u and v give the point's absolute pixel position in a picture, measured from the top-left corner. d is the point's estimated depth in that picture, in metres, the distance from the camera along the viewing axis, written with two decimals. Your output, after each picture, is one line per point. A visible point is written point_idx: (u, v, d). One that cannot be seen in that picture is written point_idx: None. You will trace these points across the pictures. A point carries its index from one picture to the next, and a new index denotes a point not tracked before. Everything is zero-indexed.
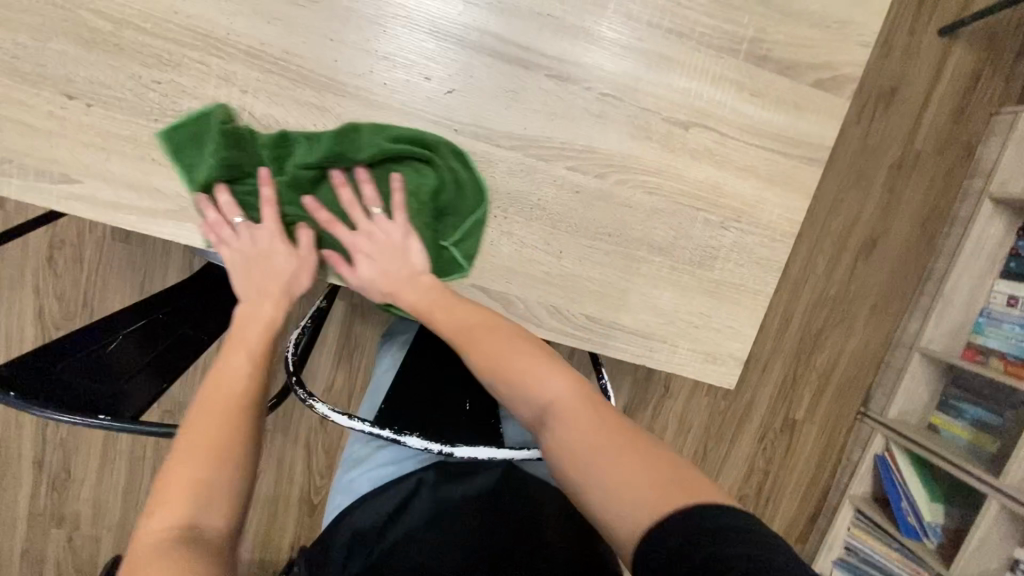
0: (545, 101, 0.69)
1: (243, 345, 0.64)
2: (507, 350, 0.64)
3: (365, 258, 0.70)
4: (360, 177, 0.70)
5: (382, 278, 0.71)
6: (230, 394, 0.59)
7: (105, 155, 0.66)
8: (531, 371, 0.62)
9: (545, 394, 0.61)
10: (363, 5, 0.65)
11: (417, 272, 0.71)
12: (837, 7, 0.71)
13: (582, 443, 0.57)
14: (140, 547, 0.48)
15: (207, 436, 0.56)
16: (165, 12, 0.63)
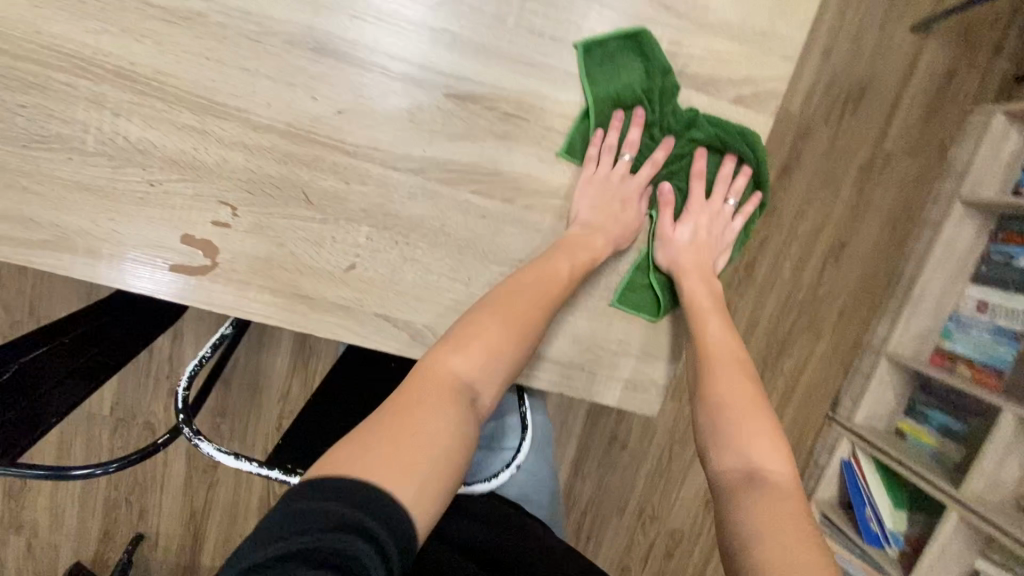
0: (445, 123, 0.65)
1: (562, 251, 0.68)
2: (742, 393, 0.67)
3: (691, 225, 0.74)
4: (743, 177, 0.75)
5: (685, 252, 0.74)
6: (540, 301, 0.65)
7: None
8: (760, 436, 0.63)
9: (763, 463, 0.60)
10: (240, 21, 0.60)
11: (706, 259, 0.75)
12: (758, 18, 0.66)
13: (776, 500, 0.55)
14: (433, 377, 0.58)
15: (499, 347, 0.63)
16: (26, 31, 0.59)
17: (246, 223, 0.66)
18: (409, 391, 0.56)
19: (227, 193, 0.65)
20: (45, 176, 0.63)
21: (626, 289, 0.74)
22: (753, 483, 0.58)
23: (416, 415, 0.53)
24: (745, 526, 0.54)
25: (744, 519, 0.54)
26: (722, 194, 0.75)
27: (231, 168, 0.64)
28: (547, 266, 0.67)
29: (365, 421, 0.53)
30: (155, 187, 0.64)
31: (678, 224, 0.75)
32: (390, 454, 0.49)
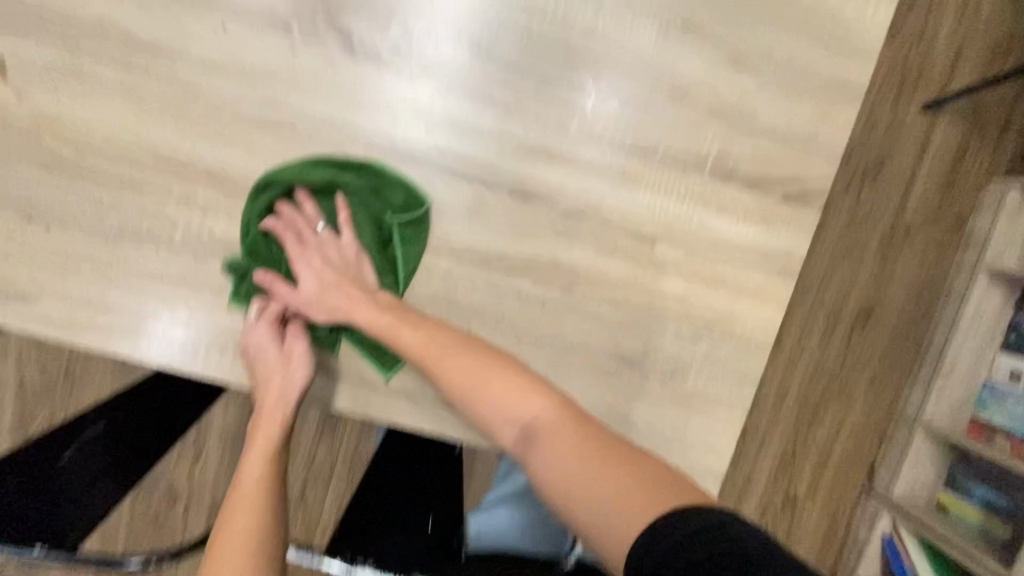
0: (509, 218, 0.69)
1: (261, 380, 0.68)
2: (472, 367, 0.64)
3: (309, 275, 0.68)
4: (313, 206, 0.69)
5: (329, 295, 0.68)
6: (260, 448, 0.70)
7: (62, 275, 0.65)
8: (507, 390, 0.64)
9: (526, 415, 0.63)
10: (325, 128, 0.65)
11: (341, 291, 0.68)
12: (802, 123, 0.70)
13: (563, 447, 0.60)
14: None
15: (248, 492, 0.68)
16: (131, 137, 0.64)
17: (318, 313, 0.68)
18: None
19: (302, 284, 0.68)
20: (133, 269, 0.66)
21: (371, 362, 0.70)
22: (535, 441, 0.62)
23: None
24: (571, 491, 0.58)
25: (563, 492, 0.58)
26: (309, 229, 0.69)
27: (307, 260, 0.67)
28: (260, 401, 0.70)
29: None
30: (234, 278, 0.67)
31: (299, 279, 0.68)
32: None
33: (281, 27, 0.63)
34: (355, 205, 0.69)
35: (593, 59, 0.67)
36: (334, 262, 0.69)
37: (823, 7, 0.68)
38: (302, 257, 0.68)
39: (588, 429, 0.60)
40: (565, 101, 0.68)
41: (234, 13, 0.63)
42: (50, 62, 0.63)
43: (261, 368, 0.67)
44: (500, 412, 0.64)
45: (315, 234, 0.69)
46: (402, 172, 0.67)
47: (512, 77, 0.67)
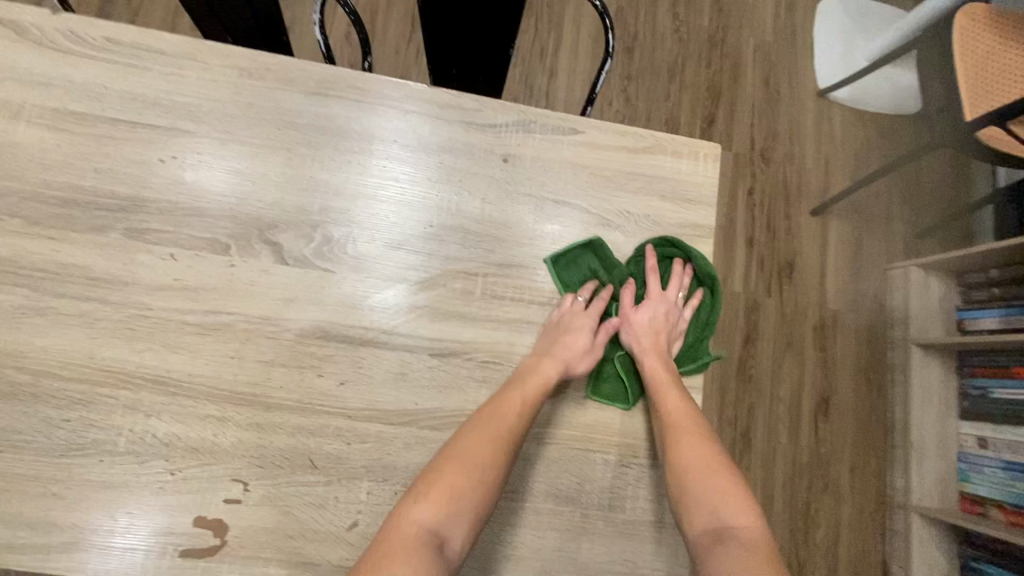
0: (432, 377, 0.77)
1: (540, 359, 0.76)
2: (709, 461, 0.72)
3: (650, 312, 0.83)
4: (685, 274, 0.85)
5: (645, 333, 0.82)
6: (502, 430, 0.70)
7: (7, 496, 0.68)
8: (727, 496, 0.69)
9: (735, 519, 0.67)
10: (260, 325, 0.75)
11: (668, 347, 0.82)
12: (670, 260, 0.83)
13: (753, 562, 0.61)
14: (399, 533, 0.61)
15: (468, 466, 0.66)
16: (81, 359, 0.72)
17: (256, 496, 0.71)
18: (370, 560, 0.58)
19: (240, 471, 0.71)
20: (75, 482, 0.69)
21: (599, 384, 0.81)
22: (720, 545, 0.64)
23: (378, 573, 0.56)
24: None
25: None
26: (677, 292, 0.85)
27: (246, 445, 0.72)
28: (497, 399, 0.73)
29: None
30: (174, 474, 0.70)
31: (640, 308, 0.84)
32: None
33: (220, 248, 0.76)
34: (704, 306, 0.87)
35: (487, 237, 0.81)
36: (672, 326, 0.84)
37: (664, 171, 0.85)
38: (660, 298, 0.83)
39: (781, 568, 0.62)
40: (468, 271, 0.80)
41: (180, 243, 0.75)
42: (13, 304, 0.72)
43: (561, 336, 0.78)
44: (708, 505, 0.68)
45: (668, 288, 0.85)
46: (331, 352, 0.75)
47: (421, 259, 0.79)
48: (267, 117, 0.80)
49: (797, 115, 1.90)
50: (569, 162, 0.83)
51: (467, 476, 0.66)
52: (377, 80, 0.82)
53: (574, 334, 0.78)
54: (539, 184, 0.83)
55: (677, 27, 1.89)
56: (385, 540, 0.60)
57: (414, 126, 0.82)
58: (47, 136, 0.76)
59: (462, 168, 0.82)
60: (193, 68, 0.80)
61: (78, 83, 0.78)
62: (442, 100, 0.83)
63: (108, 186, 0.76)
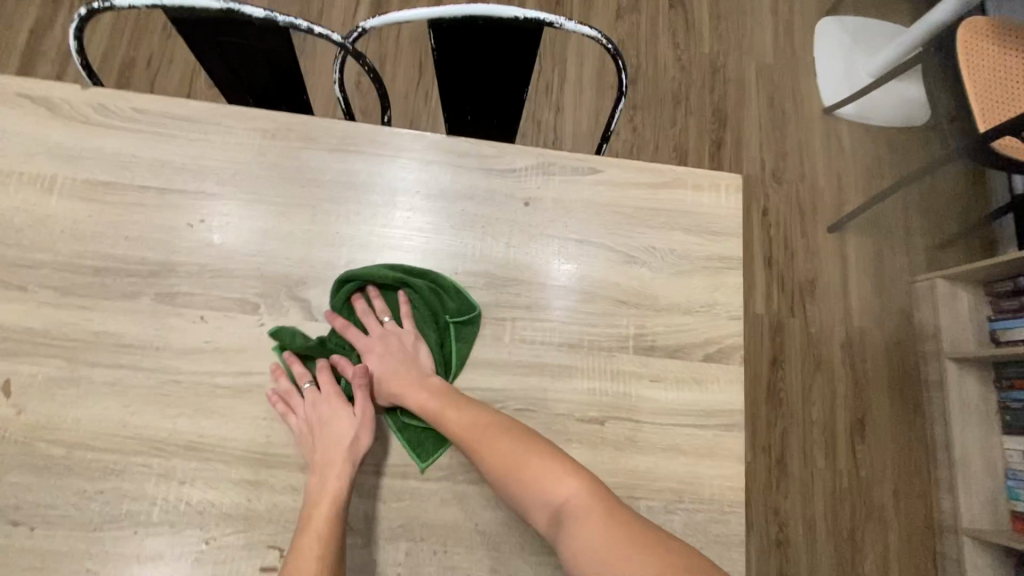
0: None
1: (317, 439, 0.70)
2: (507, 453, 0.67)
3: (378, 353, 0.77)
4: (372, 297, 0.80)
5: (388, 373, 0.76)
6: (316, 517, 0.65)
7: None
8: (542, 474, 0.65)
9: (560, 494, 0.63)
10: (290, 384, 0.74)
11: (411, 369, 0.76)
12: (700, 294, 0.82)
13: (591, 531, 0.59)
14: None
15: (297, 573, 0.62)
16: (115, 428, 0.71)
17: None
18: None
19: (276, 536, 0.69)
20: (111, 555, 0.68)
21: (412, 450, 0.74)
22: (564, 525, 0.62)
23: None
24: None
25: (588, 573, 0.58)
26: (373, 323, 0.79)
27: (280, 510, 0.70)
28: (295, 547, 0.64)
29: None
30: (210, 543, 0.69)
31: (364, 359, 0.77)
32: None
33: (249, 308, 0.76)
34: (415, 299, 0.80)
35: (513, 281, 0.80)
36: (405, 357, 0.77)
37: (686, 205, 0.84)
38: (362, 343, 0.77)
39: (616, 512, 0.60)
40: (496, 316, 0.79)
41: (209, 306, 0.76)
42: (48, 375, 0.72)
43: (319, 421, 0.71)
44: (535, 495, 0.64)
45: (383, 323, 0.80)
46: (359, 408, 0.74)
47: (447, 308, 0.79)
48: (291, 176, 0.81)
49: (805, 133, 1.90)
50: (591, 202, 0.83)
51: None
52: (397, 134, 0.84)
53: (333, 417, 0.72)
54: (562, 225, 0.82)
55: (679, 56, 1.92)
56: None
57: (435, 176, 0.83)
58: (78, 208, 0.78)
59: (483, 214, 0.82)
60: (218, 132, 0.82)
61: (109, 153, 0.80)
62: (460, 148, 0.84)
63: (138, 253, 0.77)
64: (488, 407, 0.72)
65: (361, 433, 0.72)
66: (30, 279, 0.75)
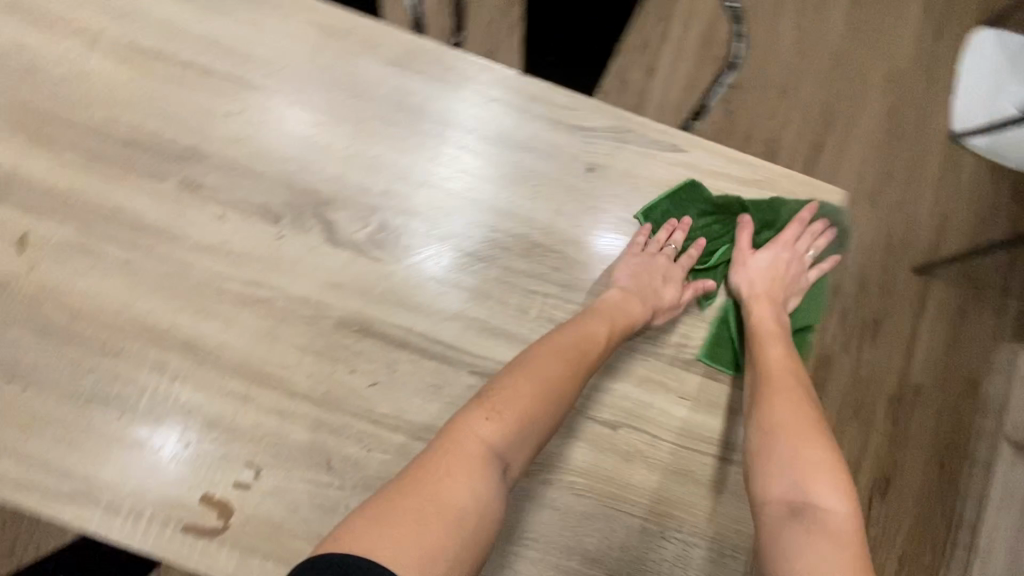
0: (467, 397, 0.69)
1: (625, 286, 0.70)
2: (796, 421, 0.65)
3: (770, 260, 0.76)
4: (816, 225, 0.78)
5: (759, 280, 0.75)
6: (584, 356, 0.65)
7: (25, 435, 0.67)
8: (819, 468, 0.61)
9: (823, 499, 0.59)
10: (300, 306, 0.70)
11: (779, 290, 0.75)
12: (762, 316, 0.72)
13: (828, 547, 0.56)
14: (462, 441, 0.58)
15: (543, 387, 0.62)
16: (117, 309, 0.69)
17: (267, 485, 0.67)
18: (418, 476, 0.55)
19: (255, 455, 0.67)
20: (93, 433, 0.67)
21: (710, 345, 0.73)
22: (799, 518, 0.59)
23: (433, 498, 0.53)
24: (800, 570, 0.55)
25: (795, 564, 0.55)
26: (797, 243, 0.78)
27: (264, 431, 0.68)
28: (581, 325, 0.67)
29: (372, 497, 0.53)
30: (188, 446, 0.67)
31: (756, 254, 0.77)
32: (394, 542, 0.48)
33: (272, 217, 0.71)
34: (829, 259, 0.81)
35: (555, 250, 0.72)
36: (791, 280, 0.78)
37: None
38: (787, 244, 0.77)
39: (870, 563, 0.55)
40: (527, 288, 0.71)
41: (232, 205, 0.71)
42: (60, 239, 0.70)
43: (641, 278, 0.71)
44: (793, 473, 0.62)
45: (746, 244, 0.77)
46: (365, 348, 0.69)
47: (477, 265, 0.71)
48: (343, 83, 0.74)
49: (920, 157, 1.67)
50: (663, 185, 0.73)
51: (538, 399, 0.62)
52: (462, 59, 0.75)
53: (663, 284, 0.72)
54: (623, 202, 0.73)
55: (800, 39, 1.69)
56: (436, 453, 0.57)
57: (496, 116, 0.74)
58: (120, 72, 0.73)
59: (539, 170, 0.73)
60: (276, 20, 0.74)
61: (161, 20, 0.74)
62: (530, 90, 0.74)
63: (170, 133, 0.72)
64: (803, 376, 0.70)
65: (676, 312, 0.73)
66: (59, 136, 0.71)
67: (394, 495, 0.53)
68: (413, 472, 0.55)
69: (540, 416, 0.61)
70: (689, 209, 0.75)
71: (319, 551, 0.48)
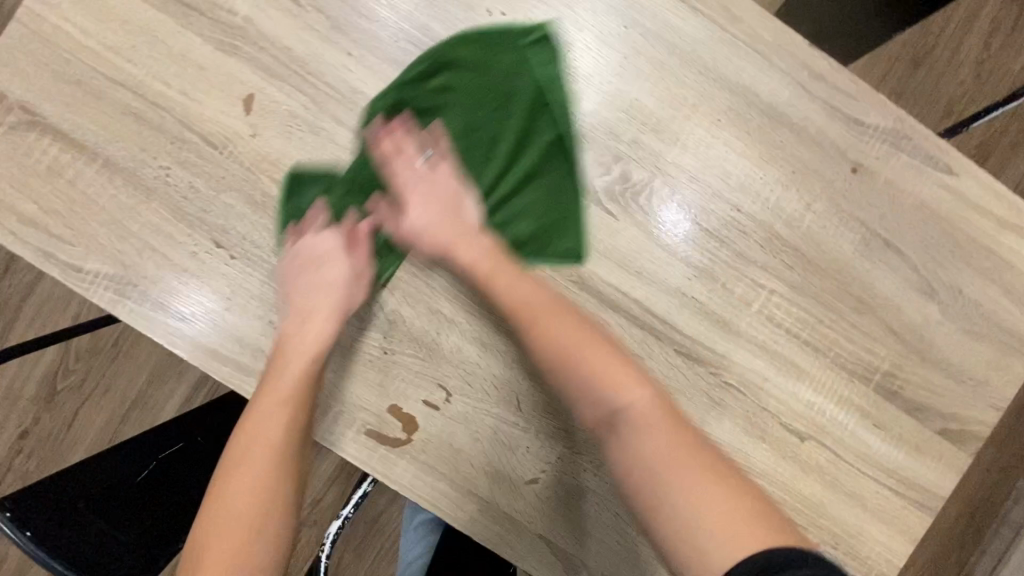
0: (668, 374, 0.68)
1: (307, 318, 0.63)
2: (578, 335, 0.59)
3: (421, 204, 0.64)
4: (398, 125, 0.65)
5: (425, 225, 0.64)
6: (290, 401, 0.60)
7: (226, 305, 0.65)
8: (610, 370, 0.58)
9: (623, 397, 0.56)
10: (521, 242, 0.67)
11: (450, 209, 0.64)
12: (976, 366, 0.69)
13: (652, 440, 0.54)
14: (202, 544, 0.53)
15: (263, 456, 0.58)
16: (335, 199, 0.65)
17: (454, 411, 0.67)
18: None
19: (448, 379, 0.66)
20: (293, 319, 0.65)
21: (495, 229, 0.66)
22: (619, 432, 0.56)
23: None
24: (651, 477, 0.53)
25: (643, 480, 0.53)
26: (408, 154, 0.65)
27: (462, 358, 0.67)
28: (269, 377, 0.61)
29: None
30: (386, 354, 0.66)
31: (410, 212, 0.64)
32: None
33: None
34: (462, 83, 0.65)
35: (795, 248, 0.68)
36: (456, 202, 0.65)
37: (1019, 263, 0.69)
38: (391, 132, 0.64)
39: (681, 429, 0.55)
40: (754, 279, 0.68)
41: (474, 117, 0.66)
42: (289, 109, 0.65)
43: (316, 259, 0.64)
44: (585, 391, 0.58)
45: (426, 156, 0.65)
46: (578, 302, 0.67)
47: (710, 244, 0.67)
48: (617, 9, 0.66)
49: None
50: (922, 206, 0.68)
51: (262, 468, 0.57)
52: (754, 13, 0.67)
53: (333, 266, 0.63)
54: (876, 213, 0.68)
55: None
56: (195, 559, 0.53)
57: (769, 85, 0.67)
58: None
59: (801, 158, 0.68)
60: None
61: None
62: (815, 67, 0.67)
63: (424, 19, 0.65)
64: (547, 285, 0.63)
65: (364, 276, 0.65)
66: None
67: None
68: None
69: (277, 465, 0.58)
70: (308, 184, 0.65)
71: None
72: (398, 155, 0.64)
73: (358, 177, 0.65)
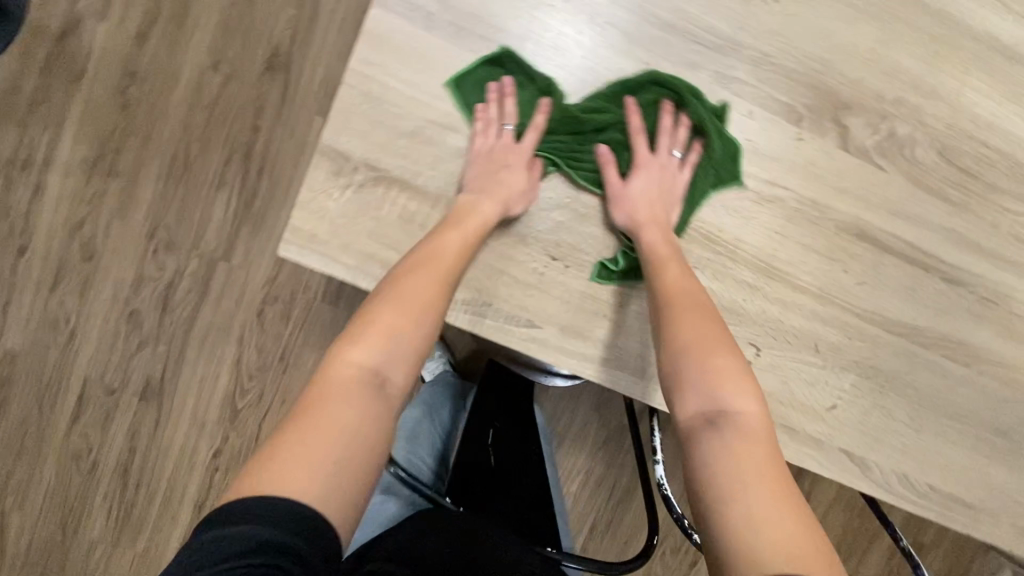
0: (937, 300, 0.80)
1: (481, 190, 0.68)
2: (704, 335, 0.62)
3: (643, 181, 0.71)
4: (682, 119, 0.73)
5: (641, 206, 0.70)
6: (444, 266, 0.63)
7: (568, 308, 0.72)
8: (728, 377, 0.59)
9: (734, 403, 0.58)
10: (807, 207, 0.75)
11: (657, 205, 0.71)
12: None
13: (754, 454, 0.54)
14: (339, 372, 0.55)
15: (410, 309, 0.59)
16: None
17: (764, 362, 0.77)
18: (313, 402, 0.53)
19: (757, 337, 0.77)
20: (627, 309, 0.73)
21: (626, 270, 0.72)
22: (718, 428, 0.57)
23: (311, 432, 0.51)
24: (732, 486, 0.52)
25: (717, 475, 0.54)
26: (637, 126, 0.72)
27: (766, 317, 0.77)
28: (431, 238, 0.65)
29: (250, 460, 0.50)
30: None
31: (627, 182, 0.72)
32: (305, 464, 0.48)
33: (794, 118, 0.73)
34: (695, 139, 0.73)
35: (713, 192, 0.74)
36: (671, 189, 0.72)
37: None
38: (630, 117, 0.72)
39: (776, 453, 0.55)
40: (1004, 206, 0.79)
41: (758, 102, 0.73)
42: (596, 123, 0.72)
43: (493, 151, 0.70)
44: (702, 388, 0.59)
45: (672, 152, 0.74)
46: (857, 249, 0.77)
47: (964, 180, 0.77)
48: (629, 33, 0.71)
49: None
50: None
51: (411, 316, 0.59)
52: None
53: (508, 166, 0.69)
54: None
55: None
56: (317, 409, 0.52)
57: (1006, 29, 0.75)
58: None
59: None
60: None
61: None
62: None
63: (707, 21, 0.71)
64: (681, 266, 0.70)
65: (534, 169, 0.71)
66: (600, 15, 0.70)
67: (263, 455, 0.49)
68: (284, 429, 0.51)
69: (428, 326, 0.60)
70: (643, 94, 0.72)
71: (221, 501, 0.47)
72: (662, 131, 0.73)
73: (609, 128, 0.73)
